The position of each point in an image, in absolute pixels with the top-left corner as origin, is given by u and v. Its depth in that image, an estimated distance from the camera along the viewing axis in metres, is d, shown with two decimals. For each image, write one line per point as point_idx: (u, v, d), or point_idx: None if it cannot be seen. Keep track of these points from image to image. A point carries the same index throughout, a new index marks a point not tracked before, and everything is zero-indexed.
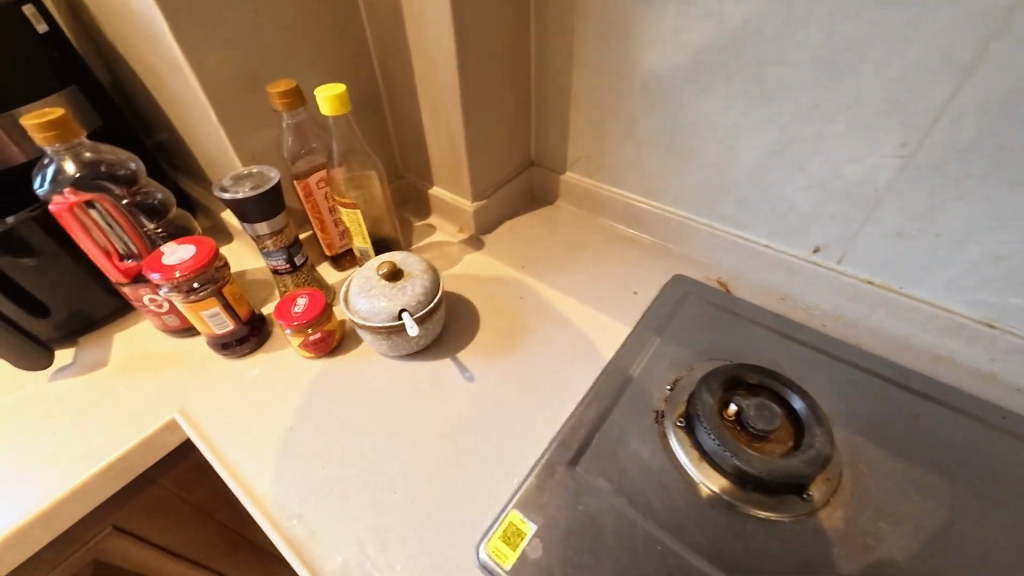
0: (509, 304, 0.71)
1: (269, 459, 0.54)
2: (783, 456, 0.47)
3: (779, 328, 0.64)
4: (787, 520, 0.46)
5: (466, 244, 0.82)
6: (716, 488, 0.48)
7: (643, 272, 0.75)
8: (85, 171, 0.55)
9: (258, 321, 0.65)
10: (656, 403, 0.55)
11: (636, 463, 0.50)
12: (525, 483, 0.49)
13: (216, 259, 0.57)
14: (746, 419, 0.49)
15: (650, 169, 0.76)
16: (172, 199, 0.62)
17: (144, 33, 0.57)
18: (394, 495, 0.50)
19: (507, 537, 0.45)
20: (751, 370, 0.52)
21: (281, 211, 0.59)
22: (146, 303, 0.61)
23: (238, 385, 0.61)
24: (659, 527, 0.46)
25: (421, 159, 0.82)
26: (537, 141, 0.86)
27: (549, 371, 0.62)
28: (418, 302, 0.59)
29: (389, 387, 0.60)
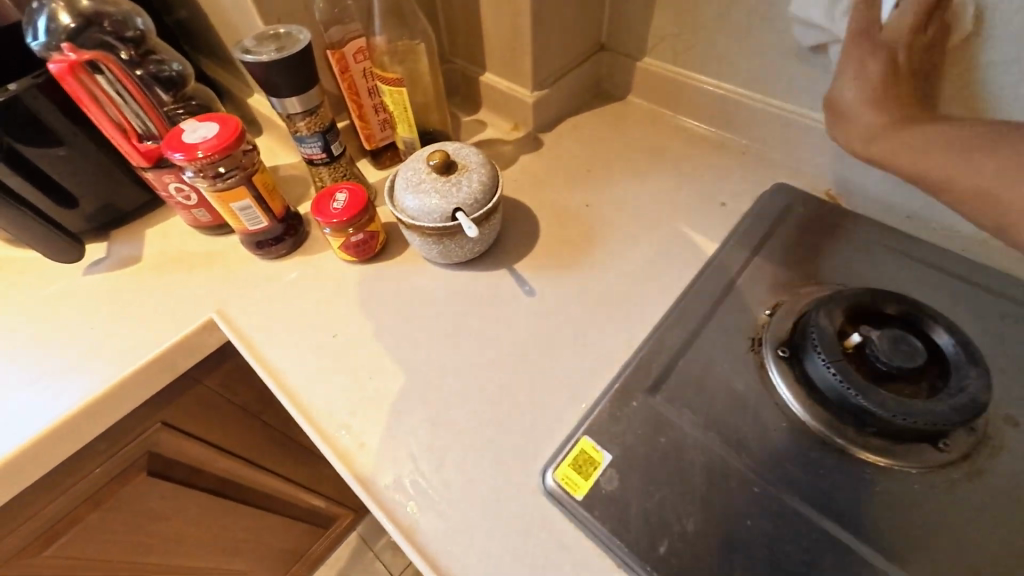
0: (573, 212, 0.61)
1: (313, 365, 0.50)
2: (921, 398, 0.38)
3: (907, 250, 0.52)
4: (917, 473, 0.38)
5: (522, 143, 0.71)
6: (826, 428, 0.40)
7: (732, 180, 0.63)
8: (84, 27, 0.47)
9: (294, 220, 0.58)
10: (753, 329, 0.47)
11: (728, 395, 0.43)
12: (598, 409, 0.43)
13: (243, 140, 0.49)
14: (875, 353, 0.40)
15: (759, 48, 0.60)
16: (190, 69, 0.53)
17: None
18: (448, 412, 0.45)
19: (577, 465, 0.40)
20: (884, 295, 0.42)
21: (313, 85, 0.50)
22: (172, 194, 0.55)
23: (276, 288, 0.56)
24: (756, 468, 0.39)
25: (473, 37, 0.69)
26: (612, 15, 0.71)
27: (620, 288, 0.53)
28: (474, 201, 0.50)
29: (440, 297, 0.54)
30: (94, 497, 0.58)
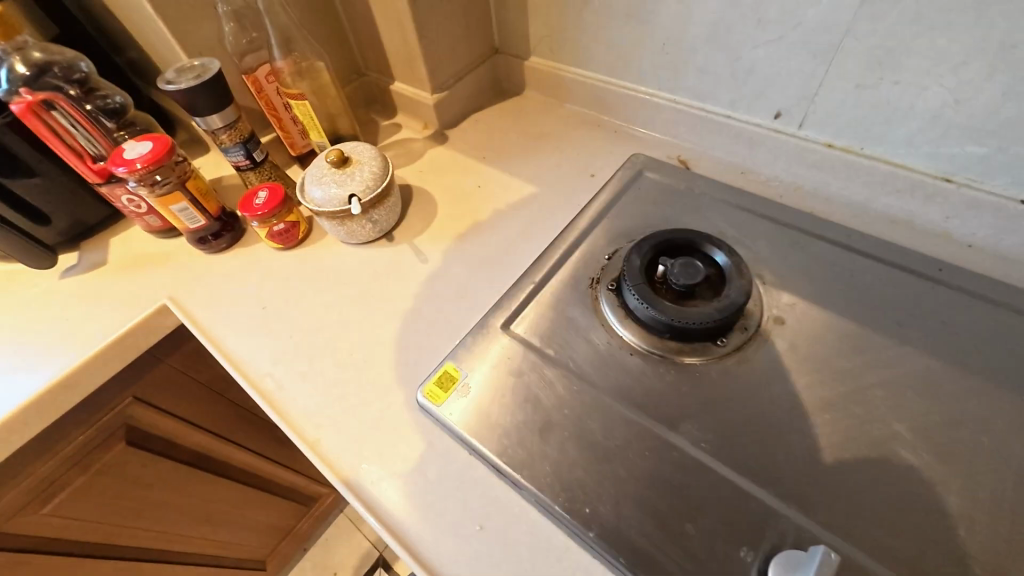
0: (467, 193, 0.72)
1: (244, 331, 0.61)
2: (700, 306, 0.49)
3: (732, 199, 0.63)
4: (701, 364, 0.49)
5: (430, 139, 0.82)
6: (637, 339, 0.51)
7: (603, 155, 0.74)
8: (38, 74, 0.58)
9: (230, 218, 0.70)
10: (594, 272, 0.58)
11: (566, 323, 0.54)
12: (463, 342, 0.53)
13: (173, 153, 0.60)
14: (668, 276, 0.51)
15: (611, 42, 0.71)
16: (130, 100, 0.65)
17: None
18: (350, 356, 0.56)
19: (441, 383, 0.51)
20: (682, 232, 0.53)
21: (229, 104, 0.61)
22: (126, 205, 0.65)
23: (217, 275, 0.67)
24: (579, 373, 0.50)
25: (378, 52, 0.80)
26: (498, 23, 0.82)
27: (499, 251, 0.64)
28: (366, 188, 0.61)
29: (351, 270, 0.65)
30: (80, 462, 0.69)
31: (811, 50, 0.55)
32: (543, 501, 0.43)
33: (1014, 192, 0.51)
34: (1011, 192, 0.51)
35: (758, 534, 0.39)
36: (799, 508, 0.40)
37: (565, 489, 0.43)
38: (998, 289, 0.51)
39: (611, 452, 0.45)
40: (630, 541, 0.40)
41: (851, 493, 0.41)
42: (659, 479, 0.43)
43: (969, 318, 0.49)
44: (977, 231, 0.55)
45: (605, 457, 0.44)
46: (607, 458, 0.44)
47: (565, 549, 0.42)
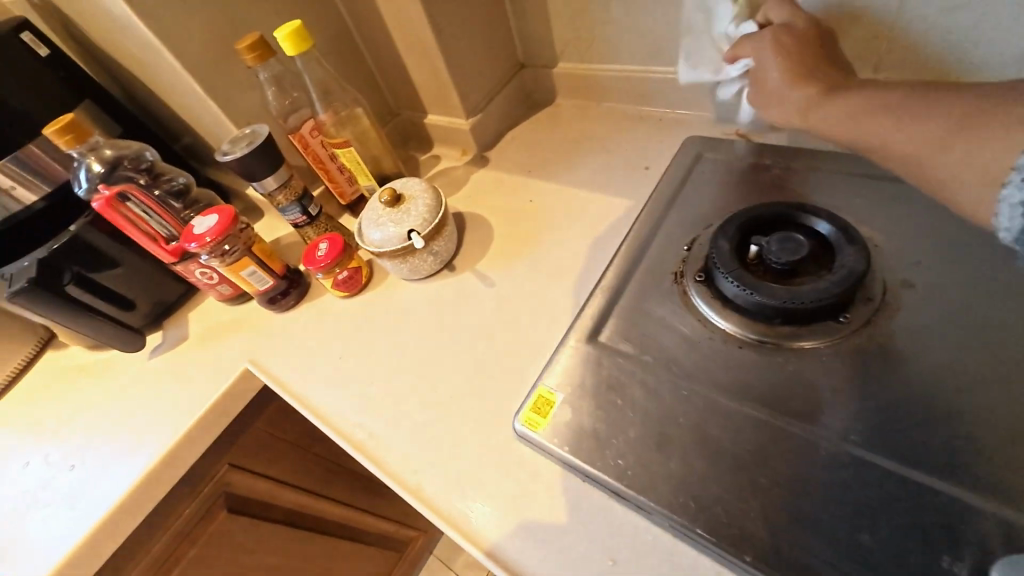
0: (520, 210, 0.70)
1: (326, 383, 0.60)
2: (810, 282, 0.44)
3: (812, 163, 0.57)
4: (826, 346, 0.43)
5: (471, 165, 0.81)
6: (743, 330, 0.46)
7: (654, 145, 0.71)
8: (111, 169, 0.62)
9: (295, 275, 0.71)
10: (675, 266, 0.53)
11: (658, 324, 0.49)
12: (550, 361, 0.50)
13: (237, 221, 0.63)
14: (766, 256, 0.46)
15: (643, 29, 0.69)
16: (192, 179, 0.68)
17: (116, 27, 0.60)
18: (435, 393, 0.55)
19: (537, 408, 0.47)
20: (769, 206, 0.48)
21: (281, 164, 0.63)
22: (200, 278, 0.67)
23: (291, 331, 0.68)
24: (685, 376, 0.45)
25: (409, 90, 0.81)
26: (521, 38, 0.81)
27: (565, 262, 0.62)
28: (423, 221, 0.60)
29: (419, 306, 0.64)
30: (189, 535, 0.70)
31: None
32: (680, 525, 0.38)
33: None
34: None
35: (955, 537, 0.33)
36: (998, 497, 0.33)
37: (702, 508, 0.38)
38: None
39: (745, 459, 0.40)
40: (795, 560, 0.35)
41: None
42: (811, 483, 0.37)
43: None
44: None
45: (739, 465, 0.39)
46: (743, 467, 0.39)
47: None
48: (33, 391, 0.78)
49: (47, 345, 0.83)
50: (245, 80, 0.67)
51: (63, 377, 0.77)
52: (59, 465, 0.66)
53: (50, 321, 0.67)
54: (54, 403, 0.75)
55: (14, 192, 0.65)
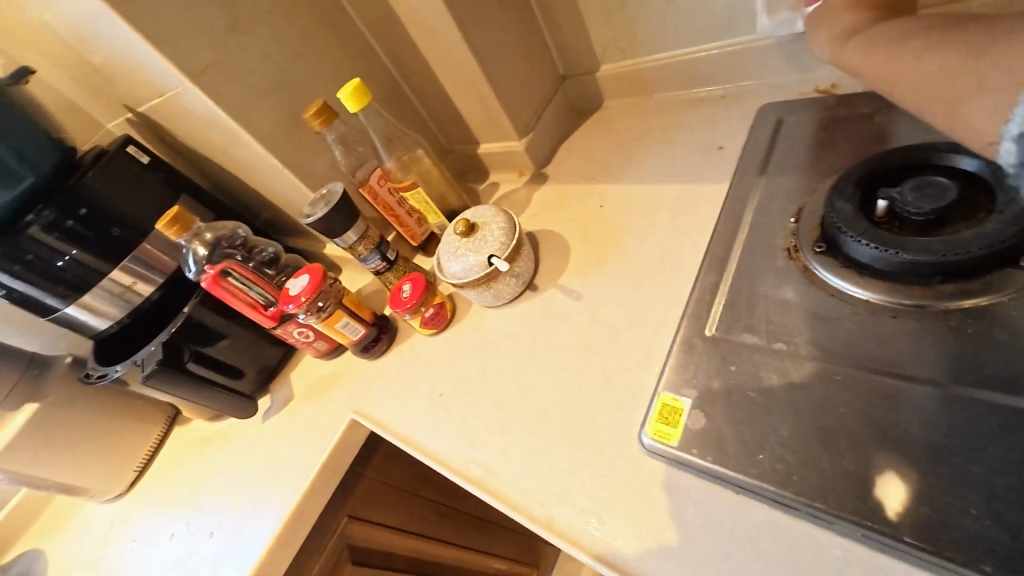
0: (593, 217, 0.68)
1: (432, 423, 0.60)
2: (969, 227, 0.37)
3: (921, 100, 0.51)
4: (1008, 299, 0.36)
5: (531, 183, 0.80)
6: (892, 296, 0.40)
7: (723, 123, 0.67)
8: (213, 250, 0.67)
9: (383, 320, 0.72)
10: (785, 240, 0.48)
11: (782, 306, 0.44)
12: (666, 365, 0.46)
13: (326, 278, 0.66)
14: (902, 208, 0.40)
15: (686, 10, 0.66)
16: (280, 247, 0.73)
17: (201, 123, 0.66)
18: (547, 418, 0.52)
19: (664, 418, 0.43)
20: (890, 154, 0.43)
21: (357, 216, 0.66)
22: (298, 338, 0.70)
23: (388, 376, 0.69)
24: (833, 358, 0.40)
25: (459, 125, 0.82)
26: (558, 50, 0.80)
27: (655, 260, 0.58)
28: (501, 245, 0.60)
29: (509, 331, 0.63)
30: None
31: None
32: (877, 534, 0.33)
33: None
34: None
35: None
36: None
37: (898, 510, 0.33)
38: None
39: (938, 445, 0.34)
40: None
41: None
42: None
43: None
44: None
45: (932, 452, 0.34)
46: (937, 454, 0.33)
47: None
48: (167, 467, 0.84)
49: (173, 423, 0.90)
50: (312, 146, 0.71)
51: (191, 450, 0.83)
52: (202, 535, 0.69)
53: (177, 398, 0.73)
54: (188, 476, 0.80)
55: (136, 286, 0.74)
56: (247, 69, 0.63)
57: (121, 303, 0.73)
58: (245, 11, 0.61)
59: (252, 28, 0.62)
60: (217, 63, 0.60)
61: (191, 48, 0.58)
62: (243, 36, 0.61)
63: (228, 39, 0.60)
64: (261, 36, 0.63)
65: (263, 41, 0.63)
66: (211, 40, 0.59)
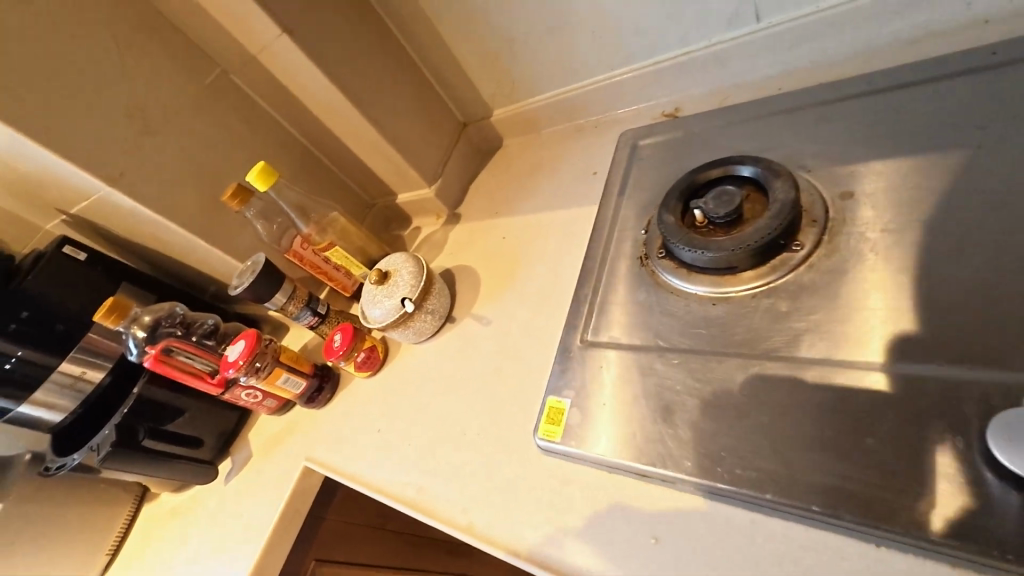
0: (498, 249, 0.76)
1: (372, 458, 0.65)
2: (753, 224, 0.46)
3: (735, 118, 0.61)
4: (789, 276, 0.45)
5: (447, 224, 0.88)
6: (711, 288, 0.48)
7: (597, 151, 0.76)
8: (152, 330, 0.72)
9: (324, 370, 0.78)
10: (639, 251, 0.56)
11: (636, 307, 0.52)
12: (553, 375, 0.53)
13: (262, 340, 0.72)
14: (708, 215, 0.49)
15: (550, 59, 0.76)
16: (219, 317, 0.78)
17: (126, 217, 0.72)
18: (467, 436, 0.59)
19: (552, 419, 0.50)
20: (699, 170, 0.52)
21: (283, 280, 0.72)
22: (246, 398, 0.75)
23: (334, 421, 0.74)
24: (675, 347, 0.47)
25: (375, 180, 0.90)
26: (455, 104, 0.89)
27: (547, 280, 0.66)
28: (412, 287, 0.67)
29: (434, 364, 0.69)
30: None
31: None
32: (703, 486, 0.41)
33: None
34: None
35: (956, 417, 0.35)
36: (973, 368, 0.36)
37: (720, 465, 0.40)
38: None
39: (745, 405, 0.42)
40: (813, 483, 0.37)
41: None
42: (811, 407, 0.39)
43: None
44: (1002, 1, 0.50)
45: (741, 412, 0.42)
46: (744, 413, 0.42)
47: (753, 524, 0.39)
48: (139, 544, 0.86)
49: (142, 501, 0.92)
50: (237, 222, 0.78)
51: (160, 524, 0.86)
52: None
53: (138, 475, 0.77)
54: (158, 550, 0.83)
55: (85, 375, 0.78)
56: (162, 165, 0.69)
57: (72, 393, 0.78)
58: (154, 115, 0.68)
59: (163, 129, 0.69)
60: (132, 166, 0.66)
61: (106, 156, 0.64)
62: (155, 137, 0.68)
63: (141, 142, 0.67)
64: (172, 134, 0.70)
65: (175, 138, 0.70)
66: (124, 146, 0.66)
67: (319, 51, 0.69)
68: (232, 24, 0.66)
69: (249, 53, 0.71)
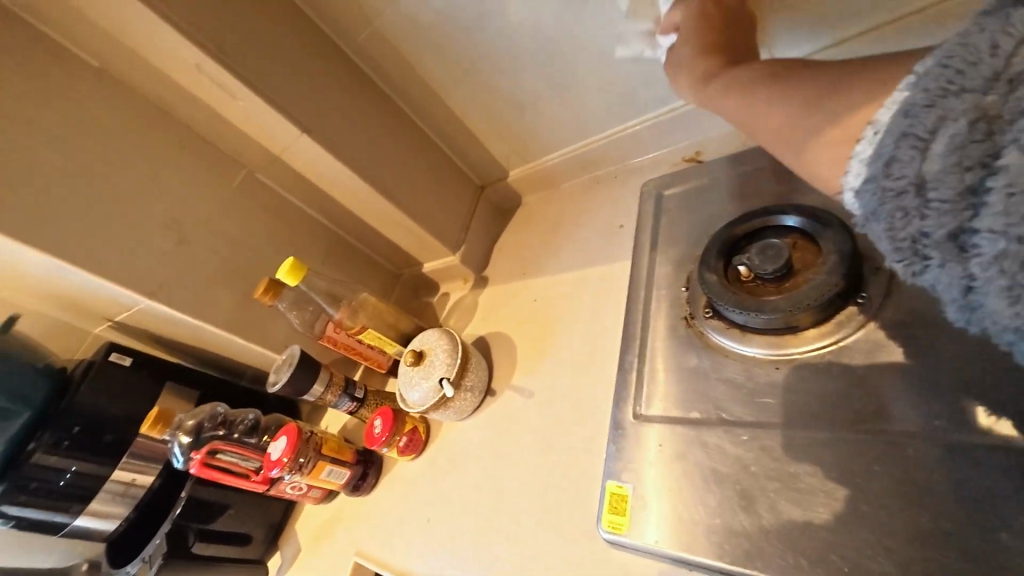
0: (530, 313, 0.74)
1: (424, 552, 0.62)
2: (808, 279, 0.43)
3: (764, 158, 0.59)
4: (860, 333, 0.41)
5: (475, 288, 0.87)
6: (771, 350, 0.45)
7: (620, 203, 0.74)
8: (196, 434, 0.71)
9: (367, 454, 0.76)
10: (682, 310, 0.53)
11: (689, 374, 0.48)
12: (609, 457, 0.49)
13: (302, 434, 0.70)
14: (755, 272, 0.46)
15: (561, 118, 0.76)
16: (259, 411, 0.78)
17: (167, 323, 0.74)
18: (522, 526, 0.55)
19: (614, 507, 0.46)
20: (736, 223, 0.49)
21: (320, 369, 0.72)
22: (292, 493, 0.73)
23: (382, 510, 0.72)
24: (740, 421, 0.43)
25: (400, 253, 0.91)
26: (471, 169, 0.90)
27: (587, 345, 0.63)
28: (448, 366, 0.65)
29: (478, 443, 0.66)
30: None
31: None
32: None
33: None
34: None
35: None
36: None
37: (816, 562, 0.36)
38: None
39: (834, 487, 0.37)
40: None
41: None
42: (911, 489, 0.35)
43: None
44: None
45: (828, 493, 0.38)
46: (835, 496, 0.37)
47: None
48: None
49: None
50: (271, 313, 0.79)
51: None
52: None
53: None
54: None
55: (136, 481, 0.79)
56: (198, 270, 0.71)
57: (126, 500, 0.78)
58: (188, 225, 0.71)
59: (197, 236, 0.71)
60: (171, 276, 0.68)
61: (146, 270, 0.66)
62: (190, 245, 0.71)
63: (177, 252, 0.69)
64: (206, 239, 0.72)
65: (209, 243, 0.73)
66: (162, 258, 0.68)
67: (337, 143, 0.70)
68: (255, 131, 0.69)
69: (272, 154, 0.74)
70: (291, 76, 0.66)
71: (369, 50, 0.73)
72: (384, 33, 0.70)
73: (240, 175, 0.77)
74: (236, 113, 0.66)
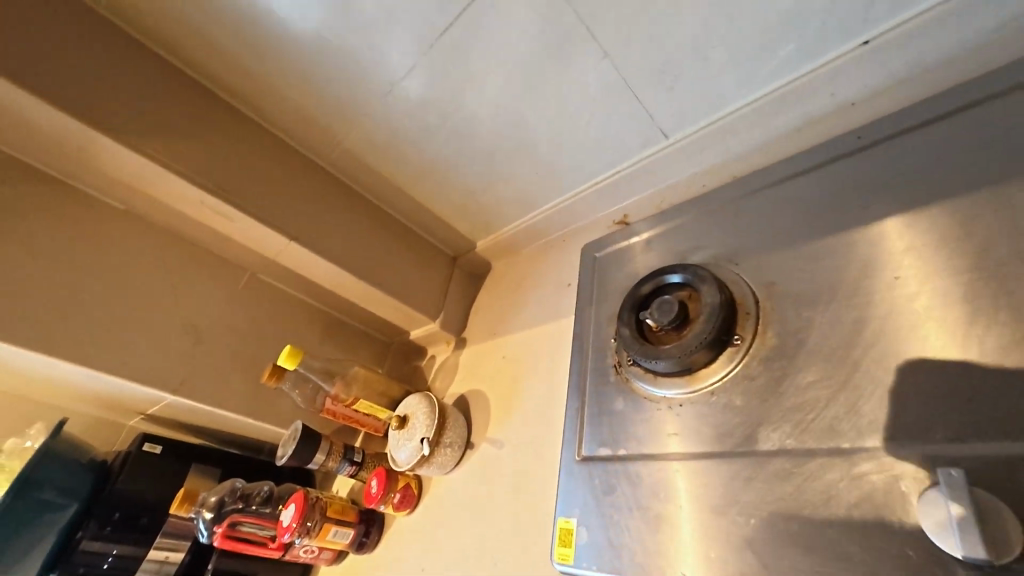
0: (500, 369, 0.83)
1: None
2: (693, 328, 0.52)
3: None
4: (739, 369, 0.49)
5: (456, 350, 0.97)
6: (675, 390, 0.52)
7: (567, 264, 0.85)
8: (216, 509, 0.81)
9: (369, 513, 0.84)
10: (612, 358, 0.61)
11: (616, 416, 0.56)
12: (558, 496, 0.56)
13: (309, 499, 0.79)
14: (655, 325, 0.55)
15: (508, 197, 0.88)
16: (272, 482, 0.87)
17: (188, 412, 0.85)
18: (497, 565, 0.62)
19: (563, 541, 0.53)
20: (642, 283, 0.59)
21: (321, 438, 0.81)
22: (305, 555, 0.82)
23: (384, 563, 0.79)
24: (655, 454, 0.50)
25: (387, 325, 1.02)
26: (443, 245, 1.02)
27: (545, 395, 0.72)
28: (427, 426, 0.75)
29: (461, 493, 0.74)
30: None
31: (616, 101, 0.68)
32: None
33: (851, 44, 0.56)
34: (848, 45, 0.57)
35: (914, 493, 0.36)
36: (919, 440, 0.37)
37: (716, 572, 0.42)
38: (918, 108, 0.50)
39: (723, 504, 0.44)
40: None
41: (955, 386, 0.37)
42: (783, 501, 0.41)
43: (924, 149, 0.48)
44: (861, 84, 0.57)
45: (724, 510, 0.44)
46: (728, 512, 0.44)
47: None
48: None
49: None
50: (276, 392, 0.90)
51: None
52: None
53: None
54: None
55: (169, 557, 0.88)
56: (211, 363, 0.83)
57: None
58: (202, 325, 0.83)
59: (209, 334, 0.84)
60: (188, 371, 0.80)
61: (167, 368, 0.78)
62: (204, 342, 0.83)
63: (193, 349, 0.82)
64: (217, 336, 0.85)
65: (219, 338, 0.85)
66: (180, 356, 0.80)
67: (318, 243, 0.83)
68: (251, 241, 0.83)
69: (268, 257, 0.87)
70: (275, 195, 0.80)
71: (339, 163, 0.87)
72: (349, 149, 0.84)
73: (244, 277, 0.91)
74: (235, 229, 0.80)
